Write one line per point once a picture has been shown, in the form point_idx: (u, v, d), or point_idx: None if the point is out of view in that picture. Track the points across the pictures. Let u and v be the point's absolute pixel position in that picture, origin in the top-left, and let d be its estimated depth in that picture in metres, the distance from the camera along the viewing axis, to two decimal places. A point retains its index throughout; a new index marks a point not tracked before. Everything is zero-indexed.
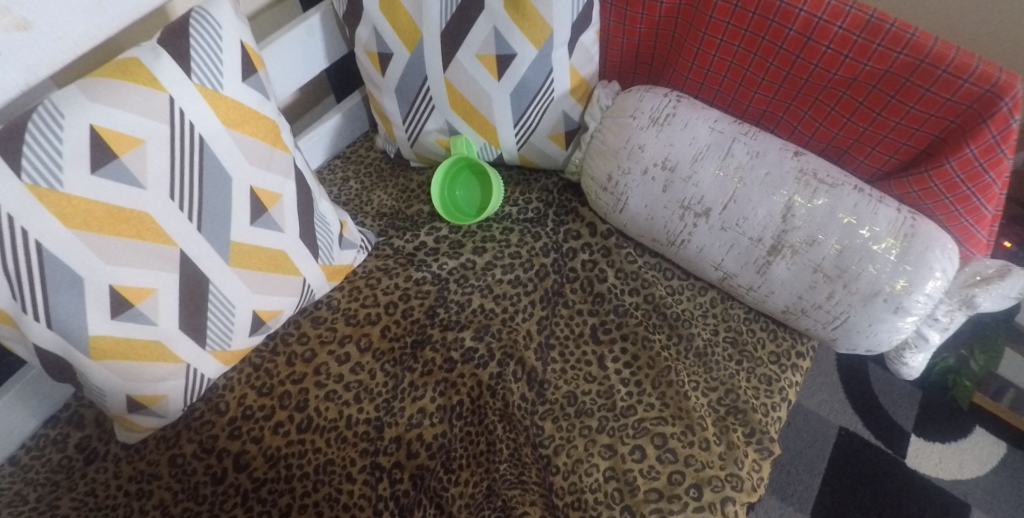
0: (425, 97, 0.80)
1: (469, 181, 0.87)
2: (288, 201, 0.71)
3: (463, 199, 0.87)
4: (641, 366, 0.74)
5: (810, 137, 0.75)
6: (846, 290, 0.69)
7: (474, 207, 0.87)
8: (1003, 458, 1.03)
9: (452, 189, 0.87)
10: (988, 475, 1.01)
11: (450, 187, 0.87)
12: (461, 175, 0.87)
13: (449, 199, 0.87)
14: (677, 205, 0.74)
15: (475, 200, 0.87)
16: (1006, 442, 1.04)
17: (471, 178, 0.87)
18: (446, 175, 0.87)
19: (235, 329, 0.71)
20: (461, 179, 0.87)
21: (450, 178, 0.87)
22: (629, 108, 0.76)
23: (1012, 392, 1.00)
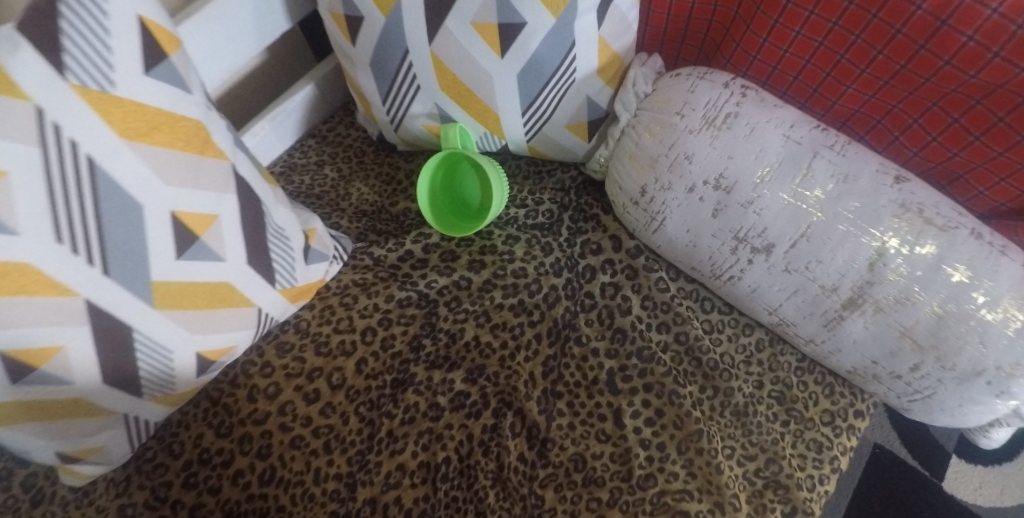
0: (408, 75, 0.63)
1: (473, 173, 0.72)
2: (228, 222, 0.56)
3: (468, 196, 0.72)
4: (666, 426, 0.61)
5: (914, 152, 0.55)
6: (938, 365, 0.53)
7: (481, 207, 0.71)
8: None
9: (455, 184, 0.73)
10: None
11: (451, 182, 0.73)
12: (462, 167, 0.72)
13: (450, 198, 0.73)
14: (729, 234, 0.57)
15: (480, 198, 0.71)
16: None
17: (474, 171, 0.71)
18: (443, 170, 0.72)
19: (178, 375, 0.58)
20: (463, 171, 0.72)
21: (448, 172, 0.72)
22: (675, 101, 0.58)
23: None
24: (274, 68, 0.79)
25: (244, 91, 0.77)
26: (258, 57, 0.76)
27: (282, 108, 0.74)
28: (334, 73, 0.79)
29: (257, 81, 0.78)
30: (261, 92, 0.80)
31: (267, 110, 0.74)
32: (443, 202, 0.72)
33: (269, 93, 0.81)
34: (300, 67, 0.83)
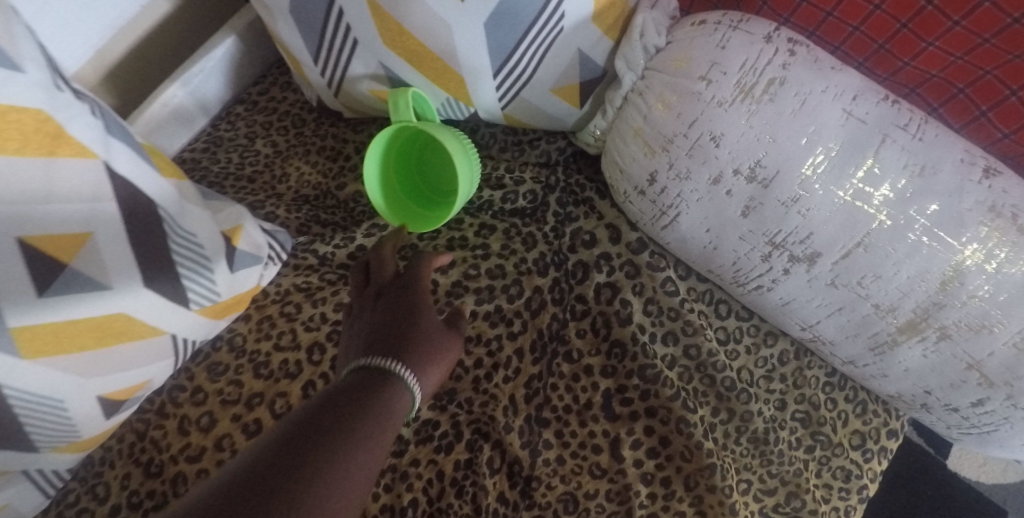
0: (339, 26, 0.47)
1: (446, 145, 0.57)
2: (107, 240, 0.43)
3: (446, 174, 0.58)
4: (672, 458, 0.51)
5: (1004, 134, 0.42)
6: (1008, 404, 0.43)
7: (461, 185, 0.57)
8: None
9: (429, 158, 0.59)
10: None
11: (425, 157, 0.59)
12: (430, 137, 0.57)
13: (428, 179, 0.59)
14: (761, 238, 0.45)
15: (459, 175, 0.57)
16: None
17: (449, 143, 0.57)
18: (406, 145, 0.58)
19: (78, 421, 0.47)
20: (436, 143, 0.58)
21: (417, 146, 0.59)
22: (699, 60, 0.43)
23: None
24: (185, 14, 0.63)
25: (154, 46, 0.62)
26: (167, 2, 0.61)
27: (198, 67, 0.61)
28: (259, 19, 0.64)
29: (170, 34, 0.63)
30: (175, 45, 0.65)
31: (179, 71, 0.61)
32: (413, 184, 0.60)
33: (187, 44, 0.66)
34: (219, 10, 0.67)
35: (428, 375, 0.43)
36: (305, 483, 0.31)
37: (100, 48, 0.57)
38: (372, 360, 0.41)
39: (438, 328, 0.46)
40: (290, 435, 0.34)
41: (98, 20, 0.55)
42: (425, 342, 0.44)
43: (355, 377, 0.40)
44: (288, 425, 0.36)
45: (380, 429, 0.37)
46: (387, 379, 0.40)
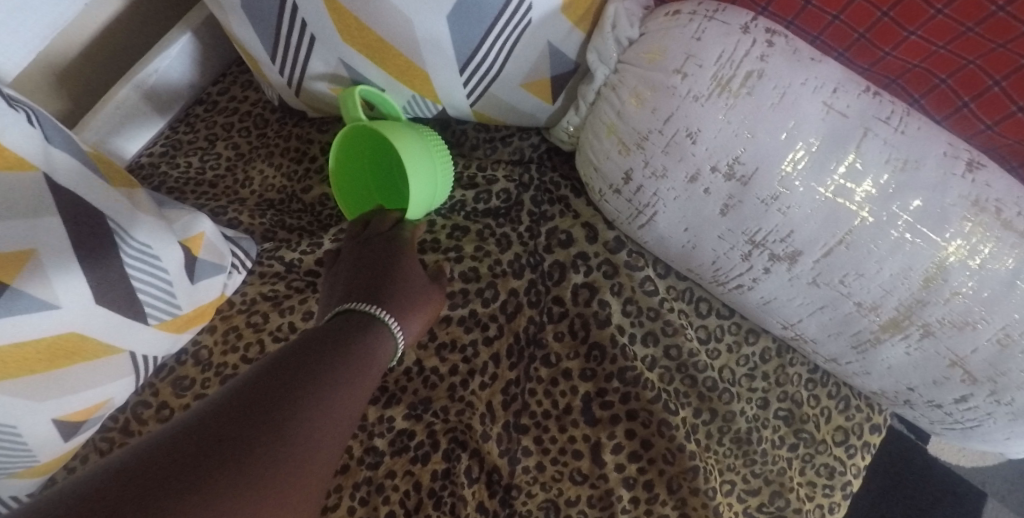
0: (295, 21, 0.45)
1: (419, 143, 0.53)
2: (53, 258, 0.40)
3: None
4: (654, 461, 0.50)
5: (988, 126, 0.40)
6: (991, 399, 0.43)
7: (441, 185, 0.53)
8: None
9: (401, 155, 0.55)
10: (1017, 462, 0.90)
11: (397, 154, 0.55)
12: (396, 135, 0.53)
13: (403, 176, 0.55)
14: (740, 237, 0.43)
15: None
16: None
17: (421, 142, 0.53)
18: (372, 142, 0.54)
19: (32, 445, 0.45)
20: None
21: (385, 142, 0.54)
22: (672, 53, 0.41)
23: None
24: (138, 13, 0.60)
25: (104, 46, 0.59)
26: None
27: (151, 69, 0.57)
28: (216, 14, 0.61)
29: (123, 31, 0.60)
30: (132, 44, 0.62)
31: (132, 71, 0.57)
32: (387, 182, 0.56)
33: (140, 43, 0.63)
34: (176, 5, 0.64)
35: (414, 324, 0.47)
36: (291, 413, 0.34)
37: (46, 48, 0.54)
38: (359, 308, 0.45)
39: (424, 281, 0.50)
40: (280, 367, 0.37)
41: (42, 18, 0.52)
42: (412, 295, 0.48)
43: (339, 322, 0.43)
44: (277, 358, 0.39)
45: (359, 370, 0.40)
46: (373, 326, 0.44)
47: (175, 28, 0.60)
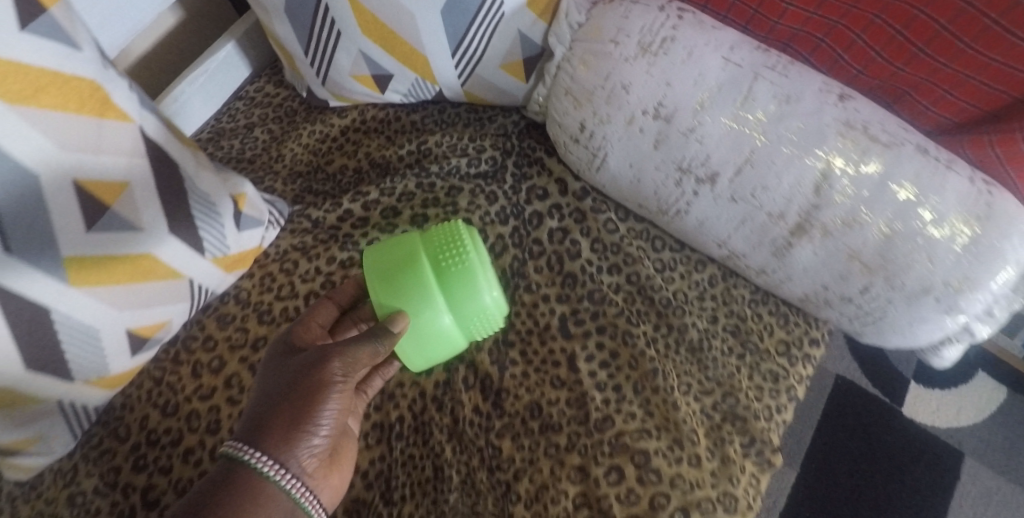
0: (325, 19, 0.59)
1: (412, 303, 0.52)
2: (141, 189, 0.52)
3: (454, 275, 0.52)
4: (621, 367, 0.60)
5: (859, 71, 0.53)
6: (887, 284, 0.52)
7: (481, 292, 0.52)
8: (1001, 405, 0.99)
9: (420, 261, 0.52)
10: (986, 422, 0.98)
11: (415, 257, 0.52)
12: (386, 298, 0.52)
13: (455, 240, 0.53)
14: (672, 166, 0.55)
15: (464, 300, 0.52)
16: (1006, 386, 1.00)
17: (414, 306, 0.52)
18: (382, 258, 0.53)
19: (109, 353, 0.56)
20: (401, 286, 0.52)
21: (391, 269, 0.52)
22: (609, 28, 0.54)
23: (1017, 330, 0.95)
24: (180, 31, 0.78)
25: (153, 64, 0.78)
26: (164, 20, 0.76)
27: (203, 69, 0.71)
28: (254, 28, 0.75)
29: (168, 45, 0.78)
30: (173, 54, 0.80)
31: (187, 71, 0.71)
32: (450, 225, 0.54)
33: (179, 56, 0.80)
34: (206, 29, 0.82)
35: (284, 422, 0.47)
36: None
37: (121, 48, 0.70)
38: (245, 432, 0.48)
39: (298, 375, 0.48)
40: None
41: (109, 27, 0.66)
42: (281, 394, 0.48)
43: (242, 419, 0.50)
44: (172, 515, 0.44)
45: None
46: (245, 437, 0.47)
47: (221, 37, 0.74)
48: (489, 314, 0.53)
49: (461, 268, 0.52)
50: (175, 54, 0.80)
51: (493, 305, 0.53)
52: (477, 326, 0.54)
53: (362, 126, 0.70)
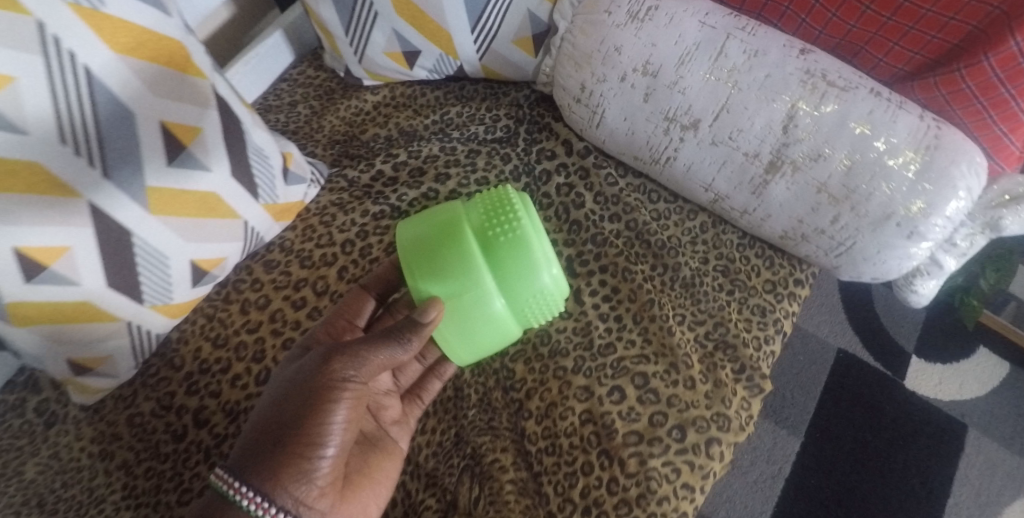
0: (365, 2, 0.70)
1: (467, 287, 0.57)
2: (212, 135, 0.62)
3: (512, 256, 0.57)
4: (622, 301, 0.68)
5: (821, 31, 0.61)
6: (853, 214, 0.60)
7: (540, 271, 0.57)
8: (1005, 379, 1.01)
9: (476, 243, 0.57)
10: (989, 396, 1.00)
11: (469, 239, 0.57)
12: (442, 282, 0.58)
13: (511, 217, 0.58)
14: (661, 116, 0.63)
15: (522, 283, 0.58)
16: (1009, 361, 1.02)
17: (470, 292, 0.58)
18: (435, 237, 0.58)
19: (174, 282, 0.65)
20: (453, 273, 0.57)
21: (443, 250, 0.58)
22: (603, 1, 0.64)
23: (1013, 306, 0.99)
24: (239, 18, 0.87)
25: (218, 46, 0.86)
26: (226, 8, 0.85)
27: (254, 53, 0.81)
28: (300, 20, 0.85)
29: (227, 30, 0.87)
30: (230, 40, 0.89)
31: (240, 55, 0.80)
32: (506, 201, 0.59)
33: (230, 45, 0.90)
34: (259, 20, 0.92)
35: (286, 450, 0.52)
36: None
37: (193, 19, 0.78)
38: (259, 450, 0.52)
39: (300, 396, 0.53)
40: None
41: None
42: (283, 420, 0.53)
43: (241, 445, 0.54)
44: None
45: None
46: (246, 466, 0.52)
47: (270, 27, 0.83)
48: (547, 295, 0.59)
49: (520, 249, 0.57)
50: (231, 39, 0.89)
51: (551, 284, 0.58)
52: (535, 306, 0.60)
53: (392, 101, 0.80)
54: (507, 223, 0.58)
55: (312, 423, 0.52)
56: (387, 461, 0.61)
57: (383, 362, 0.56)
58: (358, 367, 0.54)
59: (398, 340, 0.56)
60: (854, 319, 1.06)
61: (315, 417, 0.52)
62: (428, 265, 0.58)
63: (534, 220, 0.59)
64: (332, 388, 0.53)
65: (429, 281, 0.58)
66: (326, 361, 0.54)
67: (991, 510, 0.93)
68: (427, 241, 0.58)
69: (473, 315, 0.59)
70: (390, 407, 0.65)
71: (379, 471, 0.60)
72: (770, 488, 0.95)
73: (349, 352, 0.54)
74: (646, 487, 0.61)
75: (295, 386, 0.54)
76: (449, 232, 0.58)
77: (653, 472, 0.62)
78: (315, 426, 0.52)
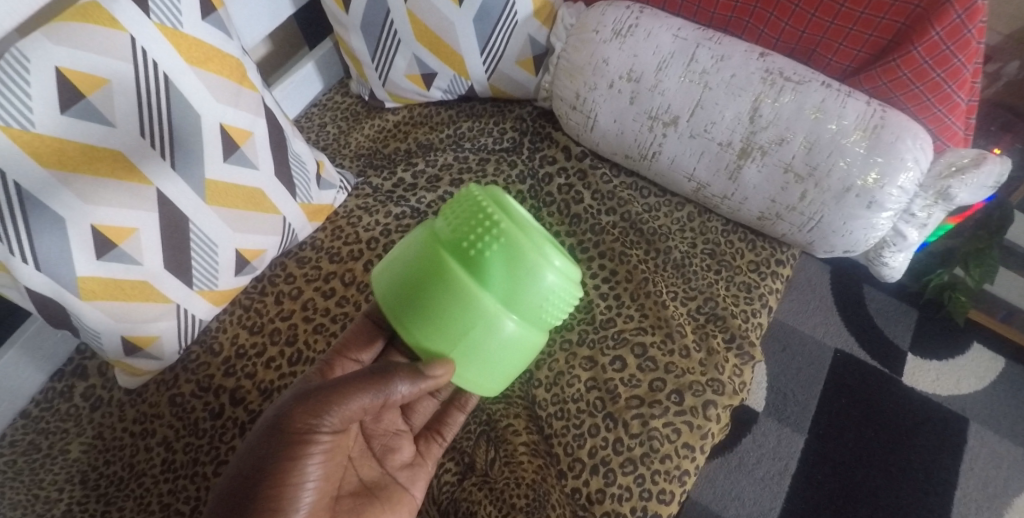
0: (390, 31, 0.82)
1: (475, 325, 0.54)
2: (260, 139, 0.72)
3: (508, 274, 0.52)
4: (620, 281, 0.76)
5: (777, 39, 0.73)
6: (818, 189, 0.68)
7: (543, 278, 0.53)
8: (1000, 373, 1.07)
9: (464, 272, 0.53)
10: (987, 389, 1.06)
11: (456, 273, 0.53)
12: (445, 326, 0.54)
13: (487, 228, 0.53)
14: (645, 115, 0.73)
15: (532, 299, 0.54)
16: (1003, 357, 1.09)
17: (480, 327, 0.54)
18: (420, 279, 0.54)
19: (220, 268, 0.73)
20: (453, 317, 0.53)
21: (433, 293, 0.54)
22: (592, 23, 0.75)
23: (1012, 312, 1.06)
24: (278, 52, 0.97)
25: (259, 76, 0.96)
26: (264, 45, 0.95)
27: (287, 81, 0.90)
28: (329, 53, 0.95)
29: (267, 64, 0.97)
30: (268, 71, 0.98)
31: (276, 83, 0.90)
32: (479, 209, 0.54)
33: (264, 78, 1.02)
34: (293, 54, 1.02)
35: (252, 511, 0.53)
36: None
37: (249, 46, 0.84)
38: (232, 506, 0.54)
39: (266, 452, 0.54)
40: None
41: (253, 32, 0.83)
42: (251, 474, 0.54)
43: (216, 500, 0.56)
44: None
45: None
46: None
47: (302, 59, 0.94)
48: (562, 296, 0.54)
49: (517, 262, 0.52)
50: (270, 70, 0.98)
51: (559, 285, 0.53)
52: (552, 311, 0.55)
53: (411, 120, 0.91)
54: (492, 237, 0.53)
55: (278, 478, 0.54)
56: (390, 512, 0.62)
57: (355, 411, 0.56)
58: (326, 418, 0.55)
59: (372, 390, 0.56)
60: (849, 321, 1.11)
61: (282, 473, 0.54)
62: (424, 312, 0.55)
63: (517, 216, 0.53)
64: (300, 442, 0.55)
65: (435, 332, 0.55)
66: (291, 414, 0.55)
67: (999, 502, 0.98)
68: (415, 289, 0.55)
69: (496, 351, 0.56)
70: (402, 449, 0.67)
71: None
72: (777, 485, 0.99)
73: (316, 403, 0.55)
74: (649, 447, 0.66)
75: (263, 439, 0.55)
76: (432, 271, 0.54)
77: (655, 431, 0.67)
78: (282, 483, 0.54)
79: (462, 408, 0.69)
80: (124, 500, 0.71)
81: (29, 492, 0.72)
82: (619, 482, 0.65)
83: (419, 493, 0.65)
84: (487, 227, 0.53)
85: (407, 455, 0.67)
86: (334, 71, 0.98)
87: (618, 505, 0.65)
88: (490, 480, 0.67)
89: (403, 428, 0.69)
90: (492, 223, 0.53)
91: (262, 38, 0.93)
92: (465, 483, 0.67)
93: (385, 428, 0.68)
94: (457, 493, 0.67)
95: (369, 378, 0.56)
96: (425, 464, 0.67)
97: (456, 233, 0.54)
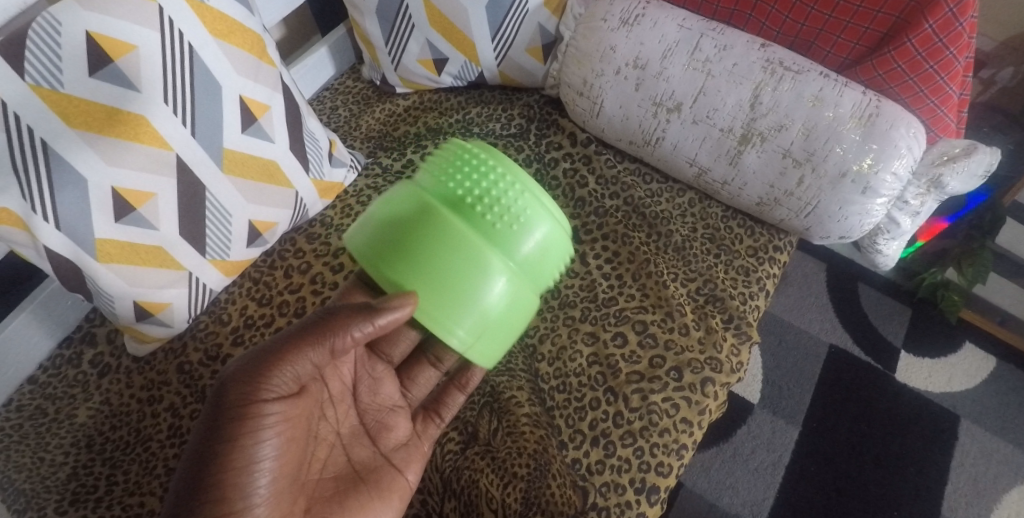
0: (404, 16, 0.84)
1: (467, 273, 0.55)
2: (277, 113, 0.74)
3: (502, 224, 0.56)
4: (622, 262, 0.78)
5: (777, 31, 0.76)
6: (815, 174, 0.70)
7: (528, 223, 0.56)
8: (991, 372, 1.10)
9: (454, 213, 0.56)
10: (978, 387, 1.08)
11: (445, 214, 0.55)
12: (439, 275, 0.56)
13: (483, 174, 0.57)
14: (650, 102, 0.76)
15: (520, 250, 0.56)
16: (994, 356, 1.11)
17: (475, 274, 0.56)
18: (407, 226, 0.56)
19: (233, 238, 0.75)
20: (451, 267, 0.55)
21: (424, 239, 0.56)
22: (601, 12, 0.78)
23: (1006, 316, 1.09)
24: (293, 37, 1.00)
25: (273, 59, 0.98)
26: (278, 30, 0.98)
27: (301, 63, 0.93)
28: (343, 38, 0.98)
29: (280, 48, 0.99)
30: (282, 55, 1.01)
31: (292, 64, 0.93)
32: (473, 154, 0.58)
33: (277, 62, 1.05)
34: (306, 40, 1.04)
35: (209, 491, 0.53)
36: None
37: (267, 27, 0.87)
38: (193, 476, 0.54)
39: (211, 433, 0.55)
40: None
41: (271, 12, 0.85)
42: (204, 456, 0.55)
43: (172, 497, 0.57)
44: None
45: None
46: (173, 511, 0.54)
47: (317, 44, 0.97)
48: (551, 243, 0.58)
49: (507, 202, 0.56)
50: (285, 55, 1.01)
51: (546, 236, 0.57)
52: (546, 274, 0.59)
53: (420, 105, 0.94)
54: (478, 179, 0.57)
55: (238, 443, 0.55)
56: (378, 500, 0.62)
57: (298, 370, 0.58)
58: (275, 380, 0.57)
59: (312, 345, 0.58)
60: (844, 317, 1.14)
61: (233, 449, 0.55)
62: (415, 262, 0.56)
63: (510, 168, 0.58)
64: (247, 414, 0.56)
65: (425, 281, 0.56)
66: (229, 387, 0.57)
67: (989, 497, 1.00)
68: (400, 237, 0.56)
69: (487, 304, 0.56)
70: (399, 427, 0.68)
71: (359, 497, 0.62)
72: (771, 475, 1.00)
73: (255, 370, 0.57)
74: (648, 420, 0.68)
75: (208, 422, 0.56)
76: (421, 220, 0.56)
77: (654, 405, 0.69)
78: (235, 458, 0.55)
79: (463, 388, 0.70)
80: (130, 463, 0.72)
81: (34, 455, 0.72)
82: (618, 453, 0.67)
83: (413, 476, 0.66)
84: (475, 165, 0.57)
85: (403, 435, 0.68)
86: (345, 56, 1.01)
87: (617, 476, 0.66)
88: (492, 449, 0.68)
89: (400, 403, 0.70)
90: (480, 168, 0.57)
91: (277, 22, 0.96)
92: (467, 452, 0.69)
93: (380, 403, 0.69)
94: (460, 461, 0.68)
95: (308, 335, 0.58)
96: (420, 444, 0.68)
97: (438, 179, 0.58)
